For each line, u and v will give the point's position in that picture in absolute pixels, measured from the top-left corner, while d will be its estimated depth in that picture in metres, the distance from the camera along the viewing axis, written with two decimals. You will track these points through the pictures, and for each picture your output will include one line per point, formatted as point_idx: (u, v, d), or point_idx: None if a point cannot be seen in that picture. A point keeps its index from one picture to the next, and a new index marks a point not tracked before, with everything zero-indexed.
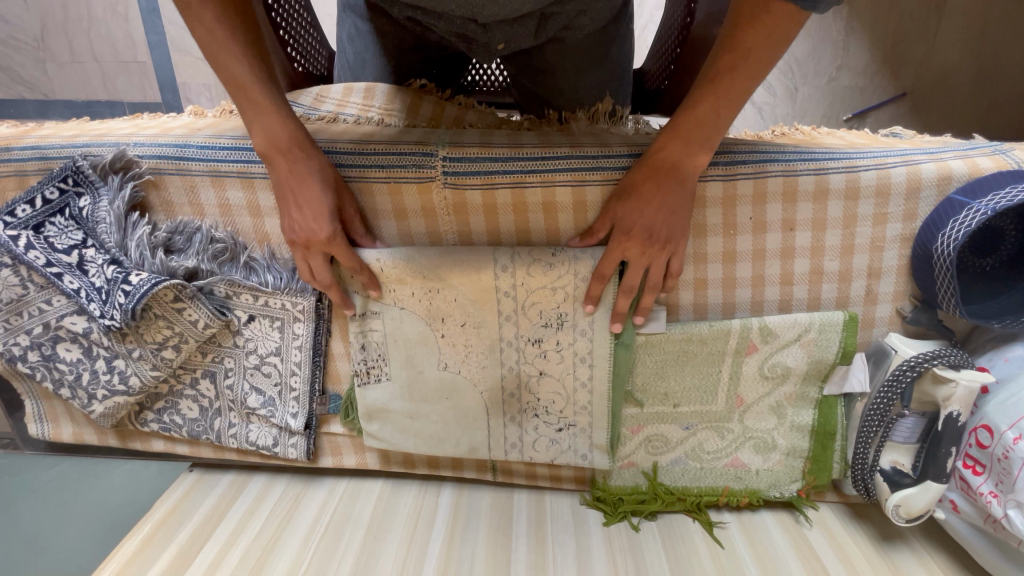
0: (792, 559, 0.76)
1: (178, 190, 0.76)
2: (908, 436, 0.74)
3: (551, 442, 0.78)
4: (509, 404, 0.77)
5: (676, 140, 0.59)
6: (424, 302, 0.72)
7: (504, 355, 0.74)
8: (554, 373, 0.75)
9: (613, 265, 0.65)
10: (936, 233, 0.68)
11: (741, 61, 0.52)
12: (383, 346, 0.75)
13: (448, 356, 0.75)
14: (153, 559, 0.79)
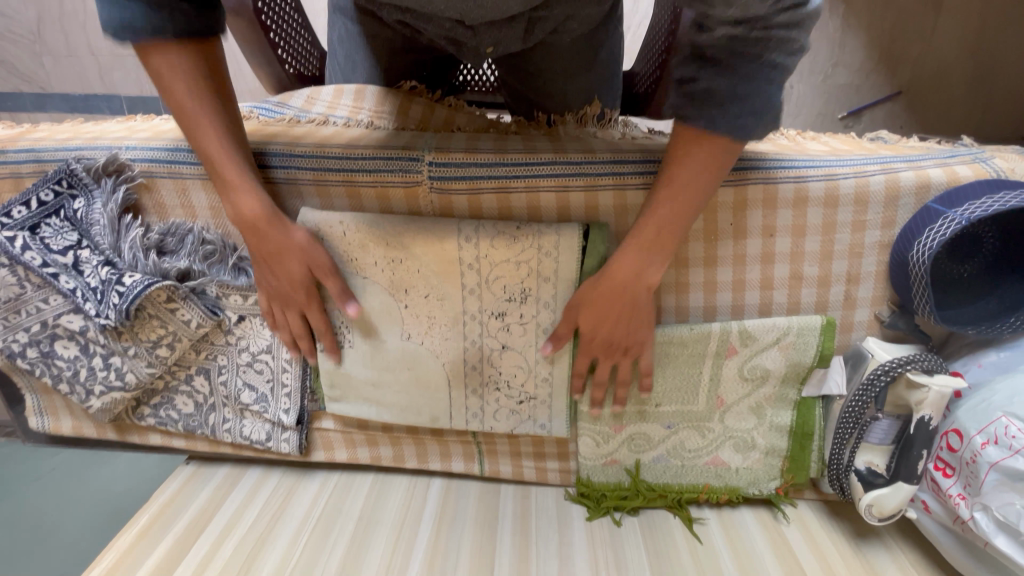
0: (768, 555, 0.78)
1: (170, 192, 0.77)
2: (882, 437, 0.75)
3: (512, 412, 0.79)
4: (470, 376, 0.78)
5: (634, 253, 0.60)
6: (387, 272, 0.73)
7: (467, 328, 0.75)
8: (517, 346, 0.75)
9: (586, 364, 0.72)
10: (913, 241, 0.70)
11: (682, 191, 0.57)
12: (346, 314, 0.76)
13: (412, 327, 0.76)
14: (150, 549, 0.81)
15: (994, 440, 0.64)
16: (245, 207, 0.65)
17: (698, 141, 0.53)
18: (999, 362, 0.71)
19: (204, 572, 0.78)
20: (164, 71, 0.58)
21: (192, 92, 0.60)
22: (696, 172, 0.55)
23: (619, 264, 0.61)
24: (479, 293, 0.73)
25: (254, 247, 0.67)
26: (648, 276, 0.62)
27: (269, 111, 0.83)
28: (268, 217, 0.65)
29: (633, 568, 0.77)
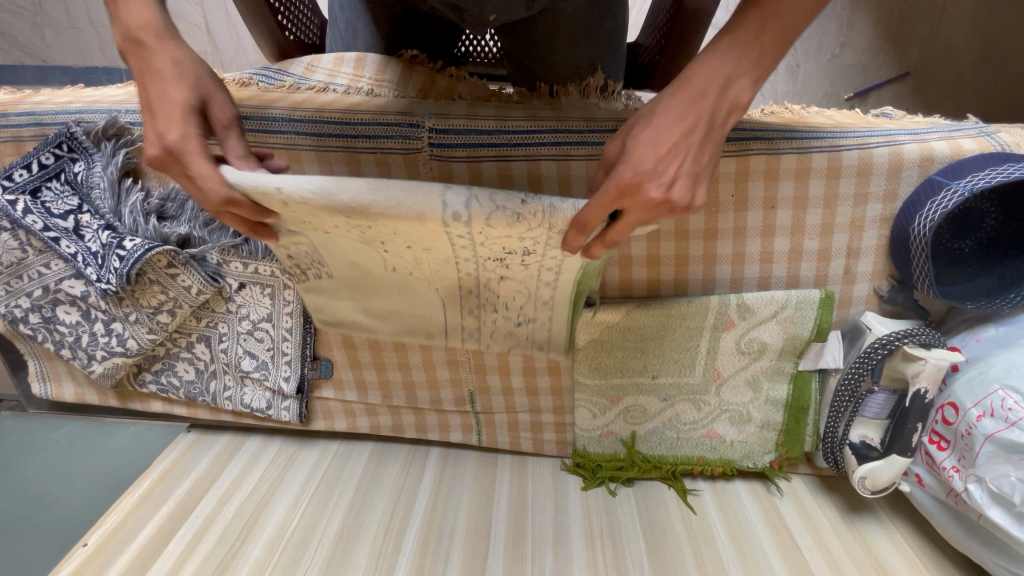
0: (761, 526, 0.79)
1: None
2: (878, 411, 0.76)
3: (509, 331, 0.75)
4: (466, 299, 0.71)
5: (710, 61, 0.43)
6: (355, 230, 0.59)
7: (461, 265, 0.64)
8: (516, 277, 0.65)
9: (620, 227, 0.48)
10: (915, 214, 0.69)
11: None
12: (315, 253, 0.66)
13: (394, 259, 0.65)
14: (152, 512, 0.83)
15: (990, 412, 0.64)
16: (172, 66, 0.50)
17: None
18: (997, 337, 0.71)
19: (205, 534, 0.80)
20: None
21: None
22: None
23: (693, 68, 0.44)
24: (472, 249, 0.60)
25: (182, 110, 0.49)
26: (716, 75, 0.43)
27: (269, 78, 0.82)
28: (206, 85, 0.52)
29: (626, 537, 0.78)
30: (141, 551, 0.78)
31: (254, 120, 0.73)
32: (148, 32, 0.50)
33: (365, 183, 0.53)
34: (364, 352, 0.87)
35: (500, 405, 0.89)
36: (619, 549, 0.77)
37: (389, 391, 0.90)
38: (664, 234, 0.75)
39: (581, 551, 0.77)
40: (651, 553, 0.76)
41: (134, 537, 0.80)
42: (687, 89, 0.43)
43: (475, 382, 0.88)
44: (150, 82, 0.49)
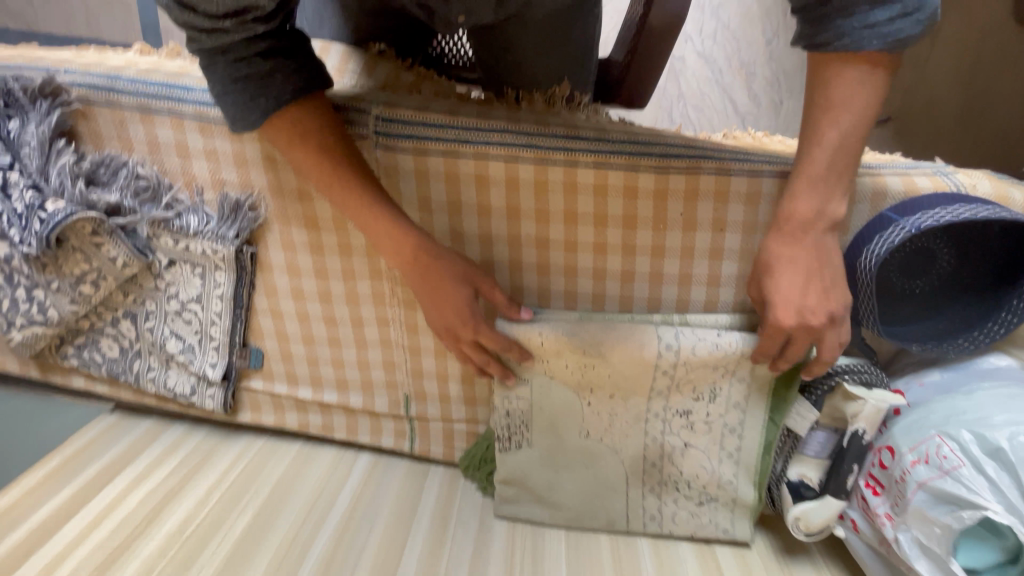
0: (690, 563, 0.76)
1: (107, 123, 0.73)
2: (819, 450, 0.72)
3: (690, 516, 0.76)
4: (648, 474, 0.76)
5: (804, 182, 0.54)
6: (576, 374, 0.73)
7: (648, 425, 0.74)
8: (699, 445, 0.74)
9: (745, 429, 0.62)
10: (862, 249, 0.67)
11: (835, 111, 0.51)
12: (528, 412, 0.76)
13: (592, 422, 0.75)
14: (53, 493, 0.78)
15: (924, 459, 0.62)
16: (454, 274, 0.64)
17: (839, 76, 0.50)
18: (940, 382, 0.69)
19: (103, 521, 0.75)
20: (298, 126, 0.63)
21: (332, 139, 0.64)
22: (851, 121, 0.51)
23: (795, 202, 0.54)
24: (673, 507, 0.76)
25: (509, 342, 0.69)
26: (827, 158, 0.52)
27: None
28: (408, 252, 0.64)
29: (548, 563, 0.74)
30: (29, 536, 0.72)
31: (197, 91, 0.70)
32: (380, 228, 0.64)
33: None
34: (297, 345, 0.84)
35: (436, 414, 0.86)
36: None
37: (321, 387, 0.86)
38: (611, 247, 0.73)
39: (498, 575, 0.72)
40: None
41: (28, 516, 0.75)
42: (786, 214, 0.55)
43: (411, 386, 0.85)
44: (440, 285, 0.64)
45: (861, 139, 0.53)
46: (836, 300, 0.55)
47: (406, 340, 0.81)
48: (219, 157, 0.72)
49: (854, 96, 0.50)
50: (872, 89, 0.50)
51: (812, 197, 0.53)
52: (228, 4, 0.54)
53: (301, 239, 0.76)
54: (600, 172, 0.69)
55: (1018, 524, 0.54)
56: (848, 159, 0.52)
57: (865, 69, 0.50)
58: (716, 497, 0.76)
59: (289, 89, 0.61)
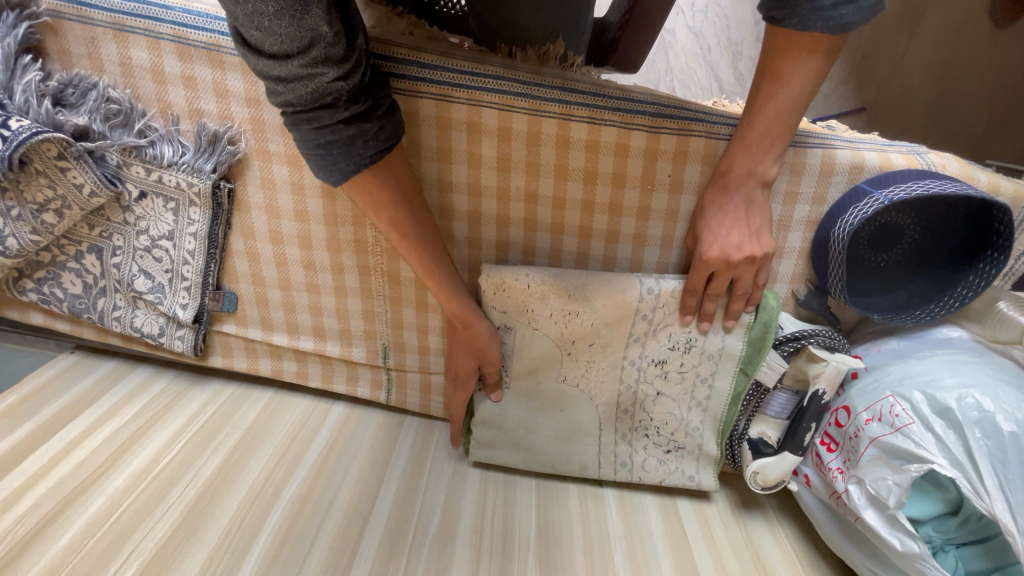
0: (653, 513, 0.80)
1: (77, 39, 0.69)
2: (779, 410, 0.77)
3: (660, 462, 0.80)
4: (622, 420, 0.80)
5: (742, 147, 0.64)
6: (561, 325, 0.75)
7: (625, 373, 0.77)
8: (671, 394, 0.78)
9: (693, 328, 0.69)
10: (838, 218, 0.70)
11: (778, 82, 0.60)
12: (508, 359, 0.77)
13: (570, 371, 0.78)
14: (10, 429, 0.75)
15: (878, 417, 0.66)
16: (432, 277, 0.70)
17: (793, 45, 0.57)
18: (896, 349, 0.73)
19: (65, 458, 0.73)
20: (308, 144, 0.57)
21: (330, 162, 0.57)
22: (790, 92, 0.59)
23: (733, 160, 0.65)
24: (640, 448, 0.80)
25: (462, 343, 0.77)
26: (765, 125, 0.62)
27: None
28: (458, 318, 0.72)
29: (519, 510, 0.77)
30: None
31: (175, 11, 0.66)
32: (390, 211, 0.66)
33: (534, 545, 0.72)
34: (273, 290, 0.82)
35: (414, 365, 0.86)
36: (509, 522, 0.75)
37: (297, 335, 0.85)
38: (598, 206, 0.74)
39: (470, 520, 0.74)
40: (541, 530, 0.75)
41: None
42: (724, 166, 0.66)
43: (390, 337, 0.85)
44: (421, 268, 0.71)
45: (800, 108, 0.61)
46: (760, 246, 0.64)
47: (387, 290, 0.81)
48: (198, 85, 0.69)
49: (797, 72, 0.58)
50: (812, 66, 0.58)
51: (743, 156, 0.64)
52: (290, 38, 0.47)
53: (282, 178, 0.73)
54: (593, 128, 0.70)
55: (960, 476, 0.59)
56: (788, 122, 0.61)
57: (808, 54, 0.57)
58: (684, 445, 0.79)
59: (371, 151, 0.57)
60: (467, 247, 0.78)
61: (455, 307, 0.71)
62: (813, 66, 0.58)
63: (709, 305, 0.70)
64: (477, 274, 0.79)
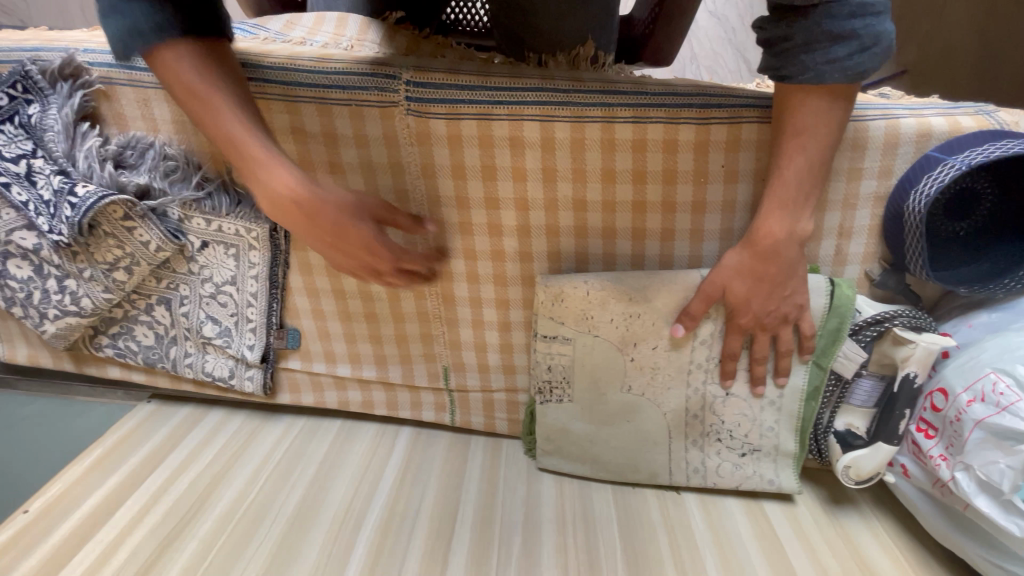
0: (740, 517, 0.77)
1: (130, 104, 0.71)
2: (865, 399, 0.72)
3: (734, 467, 0.77)
4: (691, 426, 0.76)
5: (778, 210, 0.60)
6: (621, 328, 0.73)
7: (691, 376, 0.74)
8: (741, 393, 0.74)
9: (738, 345, 0.69)
10: (909, 190, 0.66)
11: (803, 139, 0.58)
12: (570, 369, 0.76)
13: (633, 377, 0.75)
14: (101, 481, 0.78)
15: (981, 397, 0.61)
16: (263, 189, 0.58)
17: (808, 91, 0.56)
18: (990, 323, 0.68)
19: (154, 506, 0.75)
20: (167, 63, 0.56)
21: (242, 122, 0.58)
22: (816, 145, 0.58)
23: (760, 226, 0.61)
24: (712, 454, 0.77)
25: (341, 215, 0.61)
26: (790, 179, 0.59)
27: (245, 33, 0.80)
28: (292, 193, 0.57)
29: (600, 523, 0.75)
30: (83, 524, 0.72)
31: None
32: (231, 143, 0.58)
33: (623, 560, 0.70)
34: (333, 322, 0.83)
35: (475, 384, 0.86)
36: (592, 535, 0.73)
37: (359, 364, 0.86)
38: (650, 205, 0.72)
39: (551, 535, 0.73)
40: (626, 542, 0.73)
41: (79, 506, 0.75)
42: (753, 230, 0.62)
43: (449, 357, 0.84)
44: (254, 167, 0.57)
45: (823, 163, 0.59)
46: (790, 304, 0.65)
47: (443, 312, 0.81)
48: None
49: (818, 123, 0.57)
50: (833, 119, 0.57)
51: (780, 229, 0.60)
52: None
53: None
54: (638, 127, 0.68)
55: None
56: (812, 179, 0.59)
57: (828, 99, 0.56)
58: (760, 447, 0.76)
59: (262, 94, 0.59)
60: (520, 262, 0.77)
61: (222, 129, 0.58)
62: (833, 118, 0.57)
63: (757, 367, 0.71)
64: (531, 287, 0.78)
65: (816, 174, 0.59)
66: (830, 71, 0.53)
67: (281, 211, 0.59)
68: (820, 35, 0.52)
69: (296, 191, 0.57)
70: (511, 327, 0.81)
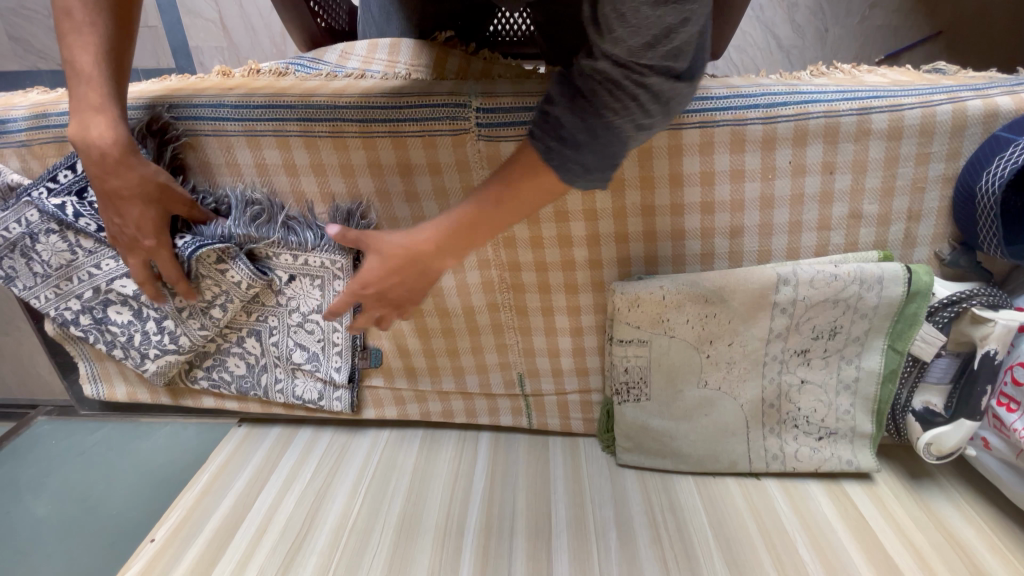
0: (822, 498, 0.79)
1: (215, 151, 0.76)
2: (942, 375, 0.74)
3: (813, 451, 0.79)
4: (768, 415, 0.79)
5: (440, 243, 0.55)
6: (696, 327, 0.75)
7: (767, 368, 0.77)
8: (816, 380, 0.77)
9: (347, 307, 0.63)
10: (981, 171, 0.67)
11: (512, 197, 0.51)
12: (646, 369, 0.78)
13: (710, 373, 0.78)
14: (215, 505, 0.84)
15: None
16: (87, 134, 0.61)
17: (532, 164, 0.49)
18: None
19: (269, 526, 0.80)
20: (79, 56, 0.60)
21: (100, 66, 0.61)
22: (504, 202, 0.52)
23: (422, 242, 0.56)
24: (792, 440, 0.80)
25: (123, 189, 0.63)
26: (468, 222, 0.54)
27: (304, 67, 0.81)
28: (110, 149, 0.61)
29: (688, 513, 0.78)
30: (209, 546, 0.78)
31: (299, 107, 0.72)
32: (76, 93, 0.61)
33: (716, 545, 0.74)
34: (413, 339, 0.87)
35: (550, 388, 0.89)
36: (682, 527, 0.77)
37: (438, 377, 0.90)
38: (717, 205, 0.73)
39: (645, 529, 0.77)
40: (716, 530, 0.76)
41: (200, 531, 0.80)
42: (403, 239, 0.57)
43: (523, 364, 0.87)
44: (86, 114, 0.61)
45: (512, 216, 0.53)
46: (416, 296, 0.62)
47: (517, 322, 0.84)
48: (327, 171, 0.75)
49: (535, 189, 0.50)
50: (540, 190, 0.50)
51: (431, 252, 0.56)
52: None
53: None
54: (705, 131, 0.69)
55: None
56: (497, 217, 0.53)
57: (551, 179, 0.49)
58: (836, 430, 0.78)
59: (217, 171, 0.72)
60: (590, 269, 0.79)
61: (97, 87, 0.61)
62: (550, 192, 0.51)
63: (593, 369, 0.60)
64: (602, 292, 0.80)
65: (477, 232, 0.55)
66: (556, 150, 0.47)
67: (100, 190, 0.64)
68: (574, 119, 0.45)
69: (110, 148, 0.61)
70: (583, 332, 0.84)
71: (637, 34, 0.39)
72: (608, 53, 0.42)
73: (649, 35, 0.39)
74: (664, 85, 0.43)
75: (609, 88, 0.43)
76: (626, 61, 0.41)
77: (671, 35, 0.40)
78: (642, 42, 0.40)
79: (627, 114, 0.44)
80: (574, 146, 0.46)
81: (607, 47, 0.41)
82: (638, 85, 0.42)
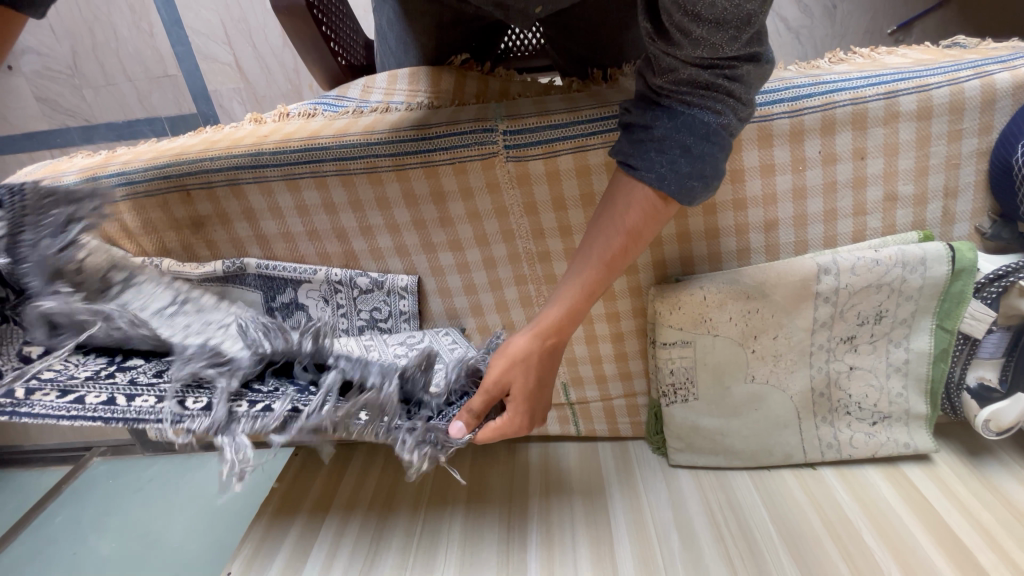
0: (881, 482, 0.79)
1: (256, 195, 0.79)
2: (992, 350, 0.74)
3: (868, 437, 0.78)
4: (820, 405, 0.79)
5: (570, 325, 0.55)
6: (740, 324, 0.76)
7: (814, 358, 0.77)
8: (865, 365, 0.77)
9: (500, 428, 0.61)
10: (1016, 143, 0.66)
11: (631, 241, 0.51)
12: (692, 370, 0.79)
13: (757, 368, 0.78)
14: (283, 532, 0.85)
15: None
16: None
17: (636, 204, 0.48)
18: None
19: (337, 550, 0.82)
20: None
21: None
22: (626, 251, 0.51)
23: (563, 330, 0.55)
24: (847, 428, 0.79)
25: None
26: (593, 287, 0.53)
27: (332, 106, 0.84)
28: None
29: (747, 510, 0.78)
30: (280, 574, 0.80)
31: (333, 148, 0.75)
32: None
33: (777, 536, 0.74)
34: None
35: (595, 395, 0.90)
36: (743, 523, 0.77)
37: None
38: (750, 201, 0.74)
39: (706, 528, 0.77)
40: (778, 523, 0.76)
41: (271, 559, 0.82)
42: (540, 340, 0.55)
43: (567, 374, 0.89)
44: None
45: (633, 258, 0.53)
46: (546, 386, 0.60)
47: None
48: (363, 205, 0.77)
49: (647, 224, 0.50)
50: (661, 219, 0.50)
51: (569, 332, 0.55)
52: None
53: (449, 262, 0.81)
54: None
55: None
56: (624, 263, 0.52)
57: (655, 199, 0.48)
58: (890, 414, 0.78)
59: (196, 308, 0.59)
60: (626, 275, 0.80)
61: None
62: (659, 218, 0.50)
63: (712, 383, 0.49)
64: (640, 297, 0.81)
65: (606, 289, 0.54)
66: (671, 175, 0.46)
67: None
68: (678, 138, 0.46)
69: None
70: (624, 337, 0.85)
71: (721, 28, 0.42)
72: (689, 62, 0.45)
73: (732, 27, 0.42)
74: (752, 70, 0.46)
75: (701, 91, 0.46)
76: (715, 55, 0.44)
77: (753, 19, 0.42)
78: (727, 34, 0.42)
79: (729, 112, 0.46)
80: (689, 162, 0.46)
81: (691, 53, 0.44)
82: (728, 78, 0.45)
